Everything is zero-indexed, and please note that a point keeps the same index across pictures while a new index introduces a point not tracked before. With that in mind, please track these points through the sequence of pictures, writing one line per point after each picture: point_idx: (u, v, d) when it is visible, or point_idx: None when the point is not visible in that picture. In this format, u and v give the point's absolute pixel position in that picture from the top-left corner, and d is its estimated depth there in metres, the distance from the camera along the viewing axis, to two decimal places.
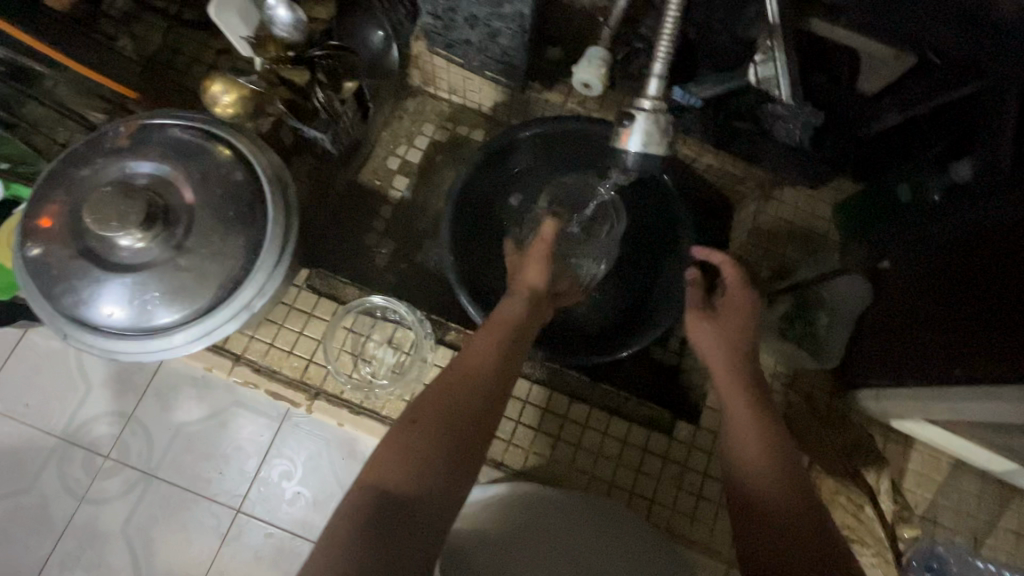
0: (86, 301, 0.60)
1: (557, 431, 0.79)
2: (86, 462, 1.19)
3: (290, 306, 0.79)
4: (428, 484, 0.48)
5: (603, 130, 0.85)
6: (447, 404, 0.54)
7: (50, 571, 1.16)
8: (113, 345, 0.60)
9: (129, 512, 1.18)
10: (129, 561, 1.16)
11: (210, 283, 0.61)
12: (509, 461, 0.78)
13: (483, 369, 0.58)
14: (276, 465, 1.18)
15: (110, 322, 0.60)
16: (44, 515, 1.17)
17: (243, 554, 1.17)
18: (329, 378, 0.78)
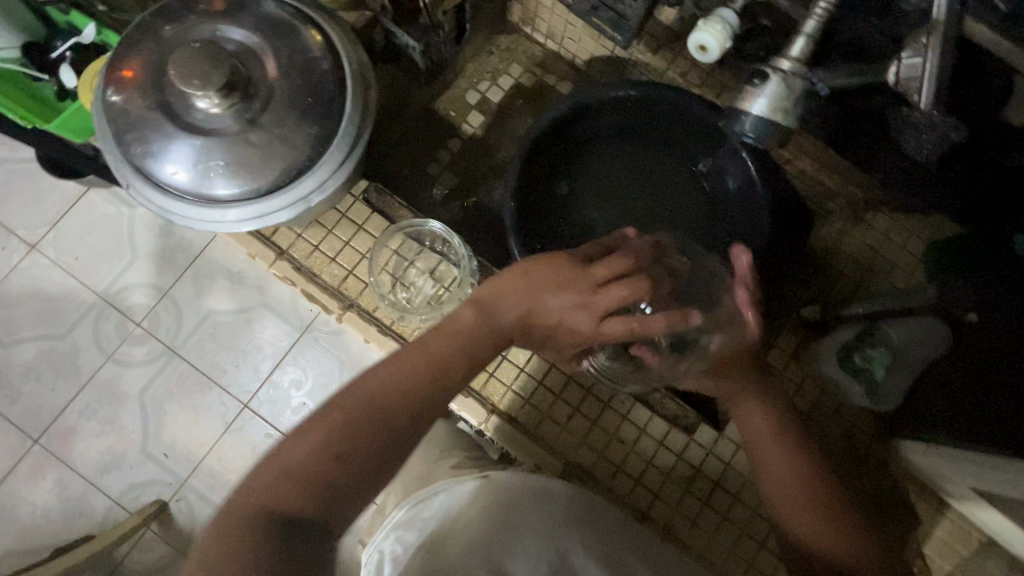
0: (151, 156, 0.60)
1: (577, 403, 0.77)
2: (119, 325, 1.37)
3: (343, 214, 0.78)
4: (303, 514, 0.45)
5: (699, 107, 0.79)
6: (332, 430, 0.48)
7: (69, 414, 1.35)
8: (171, 205, 0.61)
9: (148, 379, 1.36)
10: (139, 421, 1.34)
11: (274, 165, 0.60)
12: (521, 418, 0.76)
13: (390, 404, 0.50)
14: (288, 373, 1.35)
15: (173, 182, 0.60)
16: (74, 363, 1.36)
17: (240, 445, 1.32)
18: (367, 293, 0.77)
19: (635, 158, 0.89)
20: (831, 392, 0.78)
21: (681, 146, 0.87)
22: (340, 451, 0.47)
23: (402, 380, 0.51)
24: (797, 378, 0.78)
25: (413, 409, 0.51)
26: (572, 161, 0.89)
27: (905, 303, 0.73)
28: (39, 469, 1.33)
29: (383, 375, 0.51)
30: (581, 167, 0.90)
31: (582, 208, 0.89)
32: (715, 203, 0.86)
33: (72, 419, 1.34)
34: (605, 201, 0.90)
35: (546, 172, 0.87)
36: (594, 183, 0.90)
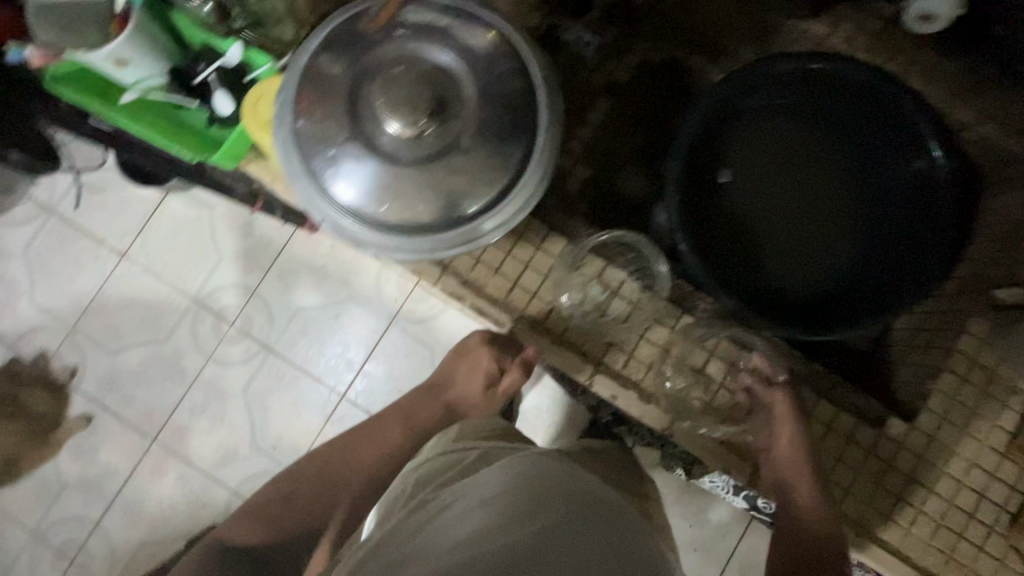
0: (336, 172, 0.81)
1: (705, 360, 0.97)
2: (215, 323, 1.82)
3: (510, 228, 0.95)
4: (256, 535, 1.08)
5: (887, 87, 1.05)
6: (273, 483, 1.16)
7: (181, 407, 1.80)
8: (357, 218, 0.83)
9: (249, 375, 1.81)
10: (246, 410, 1.80)
11: (473, 186, 0.82)
12: (659, 381, 0.96)
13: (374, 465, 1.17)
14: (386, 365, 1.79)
15: (349, 197, 0.82)
16: (178, 365, 1.81)
17: (340, 433, 1.79)
18: (534, 300, 0.96)
19: (784, 137, 1.19)
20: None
21: (864, 135, 1.15)
22: (288, 483, 1.15)
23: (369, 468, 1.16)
24: (992, 364, 0.99)
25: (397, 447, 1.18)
26: (727, 149, 1.19)
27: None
28: (162, 466, 1.78)
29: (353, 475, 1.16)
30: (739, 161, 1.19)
31: (739, 192, 1.20)
32: (873, 183, 1.16)
33: (184, 418, 1.80)
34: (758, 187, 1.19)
35: (703, 148, 1.16)
36: (746, 174, 1.20)
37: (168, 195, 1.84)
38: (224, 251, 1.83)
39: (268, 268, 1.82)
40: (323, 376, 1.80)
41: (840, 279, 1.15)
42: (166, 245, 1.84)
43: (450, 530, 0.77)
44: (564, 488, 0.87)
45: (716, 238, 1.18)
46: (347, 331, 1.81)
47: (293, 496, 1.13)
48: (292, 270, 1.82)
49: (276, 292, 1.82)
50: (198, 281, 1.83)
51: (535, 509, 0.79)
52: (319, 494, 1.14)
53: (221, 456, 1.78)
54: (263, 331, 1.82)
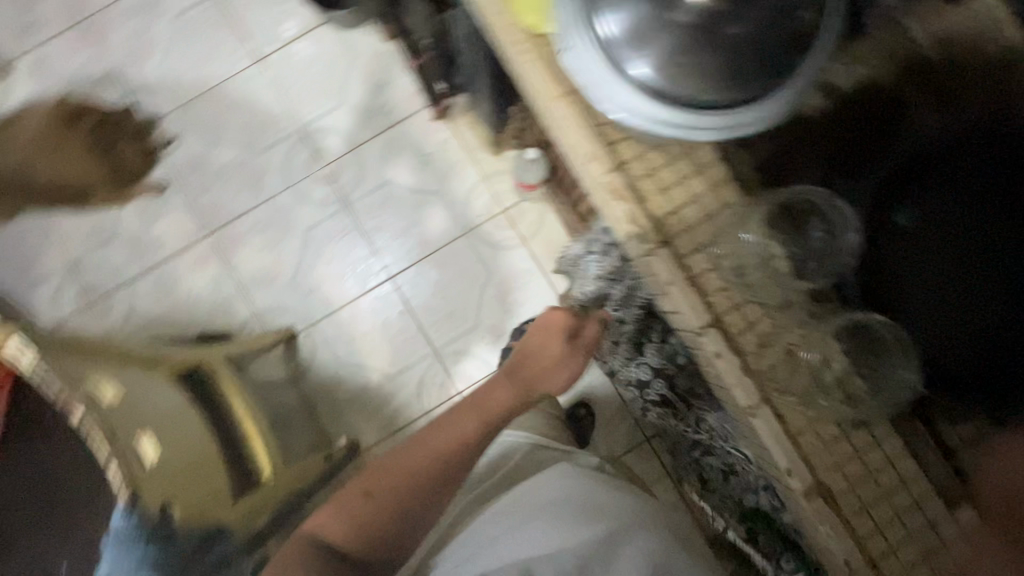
0: (604, 6, 0.58)
1: (854, 437, 0.72)
2: (309, 157, 1.85)
3: (702, 148, 0.75)
4: (360, 540, 0.96)
5: None
6: (414, 466, 0.97)
7: (245, 216, 1.84)
8: (610, 48, 0.58)
9: (316, 218, 1.84)
10: (299, 247, 1.83)
11: (768, 68, 0.57)
12: (795, 420, 0.72)
13: (446, 453, 0.98)
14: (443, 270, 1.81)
15: (614, 27, 0.58)
16: (260, 177, 1.85)
17: (370, 308, 1.81)
18: (688, 234, 0.74)
19: None
20: None
21: None
22: (384, 479, 0.98)
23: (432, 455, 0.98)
24: None
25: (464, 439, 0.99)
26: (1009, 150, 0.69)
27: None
28: (205, 260, 1.82)
29: (429, 449, 0.98)
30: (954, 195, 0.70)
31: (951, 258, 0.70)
32: None
33: (243, 228, 1.84)
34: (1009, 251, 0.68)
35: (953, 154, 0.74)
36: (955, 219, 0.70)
37: (323, 25, 1.88)
38: (347, 98, 1.86)
39: (379, 130, 1.85)
40: (380, 252, 1.83)
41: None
42: (299, 67, 1.87)
43: (517, 548, 0.96)
44: (606, 499, 1.06)
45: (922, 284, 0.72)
46: (422, 223, 1.83)
47: (375, 492, 0.97)
48: (399, 144, 1.85)
49: (375, 155, 1.85)
50: (312, 113, 1.86)
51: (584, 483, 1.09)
52: (440, 479, 0.97)
53: (259, 277, 1.82)
54: (347, 186, 1.84)
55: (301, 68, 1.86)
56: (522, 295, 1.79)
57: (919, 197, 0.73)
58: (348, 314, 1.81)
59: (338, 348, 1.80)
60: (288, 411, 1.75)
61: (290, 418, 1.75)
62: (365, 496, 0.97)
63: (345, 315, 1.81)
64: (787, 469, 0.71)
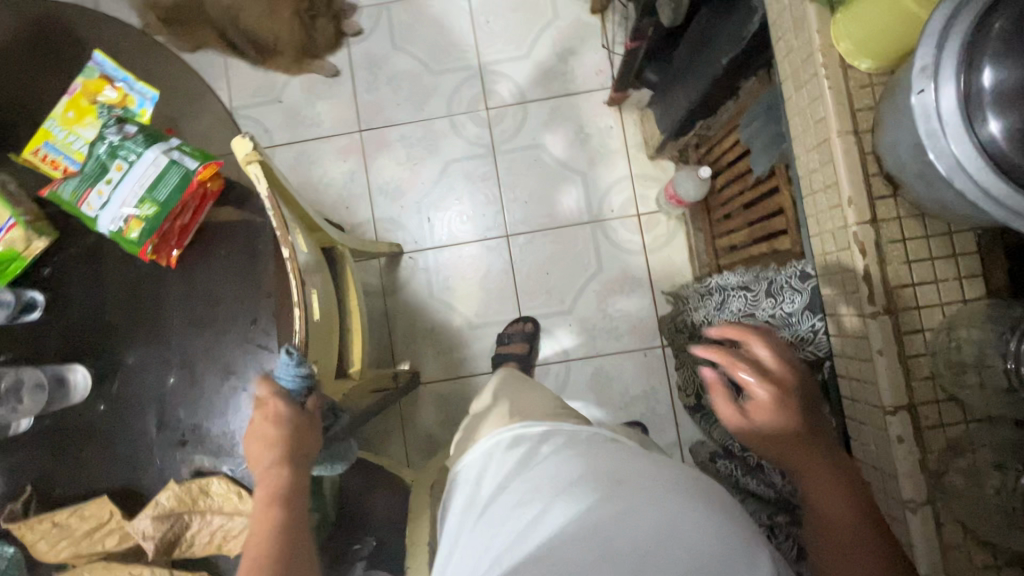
0: (992, 61, 0.55)
1: (999, 564, 0.68)
2: (476, 95, 1.88)
3: (960, 235, 0.72)
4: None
5: None
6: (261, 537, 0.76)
7: (398, 128, 1.89)
8: (961, 108, 0.57)
9: (460, 155, 1.87)
10: (434, 176, 1.87)
11: None
12: (943, 523, 0.70)
13: (276, 514, 0.79)
14: (560, 249, 1.82)
15: (977, 90, 0.56)
16: (425, 98, 1.89)
17: (477, 257, 1.83)
18: (909, 311, 0.72)
19: None
20: None
21: None
22: (263, 522, 0.78)
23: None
24: None
25: (267, 513, 0.79)
26: None
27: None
28: (347, 154, 1.89)
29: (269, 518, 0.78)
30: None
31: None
32: None
33: (393, 138, 1.89)
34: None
35: None
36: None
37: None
38: (533, 53, 1.87)
39: (550, 95, 1.86)
40: (507, 207, 1.84)
41: None
42: (500, 7, 1.89)
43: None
44: (634, 466, 0.69)
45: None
46: (556, 197, 1.84)
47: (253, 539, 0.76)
48: (563, 115, 1.85)
49: (537, 117, 1.86)
50: (495, 55, 1.89)
51: (627, 489, 0.65)
52: (284, 539, 0.77)
53: (389, 187, 1.87)
54: (500, 135, 1.86)
55: (502, 10, 1.88)
56: (623, 302, 1.78)
57: None
58: (455, 253, 1.84)
59: (435, 280, 1.83)
60: (372, 320, 1.82)
61: (372, 327, 1.81)
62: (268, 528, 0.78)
63: (453, 253, 1.84)
64: (921, 571, 0.70)
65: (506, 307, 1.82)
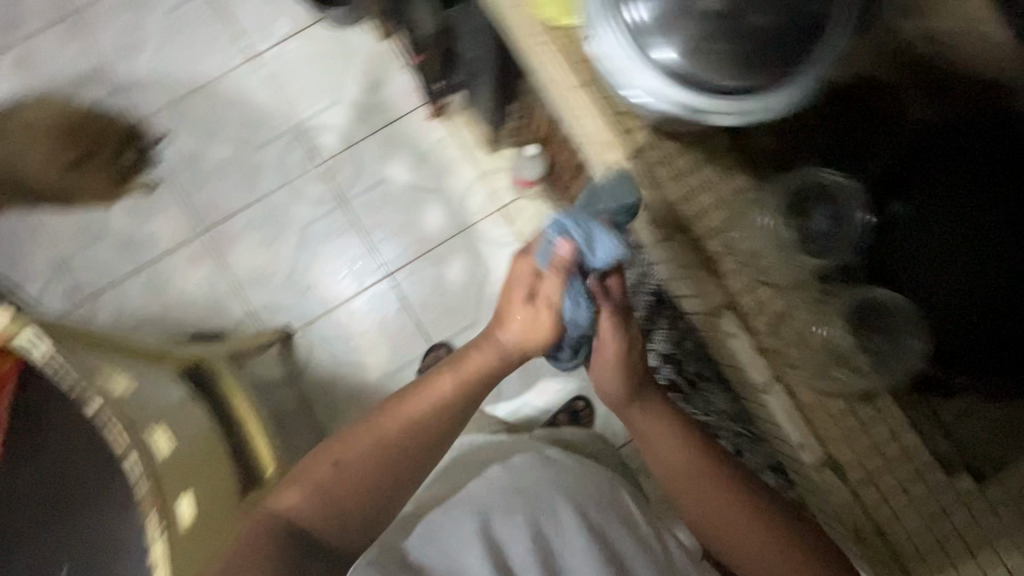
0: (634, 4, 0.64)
1: (861, 410, 0.74)
2: (304, 156, 1.85)
3: (711, 137, 0.78)
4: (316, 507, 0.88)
5: None
6: (366, 478, 0.88)
7: (239, 215, 1.82)
8: (634, 49, 0.64)
9: (311, 218, 1.83)
10: (293, 248, 1.82)
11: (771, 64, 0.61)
12: (803, 395, 0.75)
13: (382, 449, 0.89)
14: (440, 268, 1.82)
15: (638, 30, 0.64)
16: (255, 176, 1.83)
17: (367, 308, 1.81)
18: (700, 219, 0.77)
19: None
20: None
21: None
22: (359, 461, 0.88)
23: (732, 521, 0.85)
24: None
25: (355, 474, 0.88)
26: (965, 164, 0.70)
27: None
28: (197, 259, 1.79)
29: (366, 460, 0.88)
30: (941, 191, 0.71)
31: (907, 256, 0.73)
32: None
33: (238, 226, 1.82)
34: (992, 235, 0.68)
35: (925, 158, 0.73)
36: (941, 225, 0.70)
37: (318, 24, 1.88)
38: (344, 95, 1.87)
39: (375, 129, 1.86)
40: (378, 249, 1.83)
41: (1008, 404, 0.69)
42: (295, 63, 1.87)
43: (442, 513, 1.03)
44: (586, 480, 1.11)
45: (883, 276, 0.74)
46: (419, 221, 1.84)
47: (340, 466, 0.88)
48: (395, 143, 1.86)
49: (371, 154, 1.86)
50: (308, 111, 1.86)
51: (577, 489, 1.08)
52: (384, 464, 0.89)
53: (255, 275, 1.80)
54: (344, 184, 1.84)
55: (298, 66, 1.86)
56: None
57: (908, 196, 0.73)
58: (346, 312, 1.80)
59: (336, 345, 1.79)
60: (286, 411, 1.74)
61: (289, 417, 1.74)
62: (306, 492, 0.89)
63: (343, 312, 1.80)
64: (798, 443, 0.75)
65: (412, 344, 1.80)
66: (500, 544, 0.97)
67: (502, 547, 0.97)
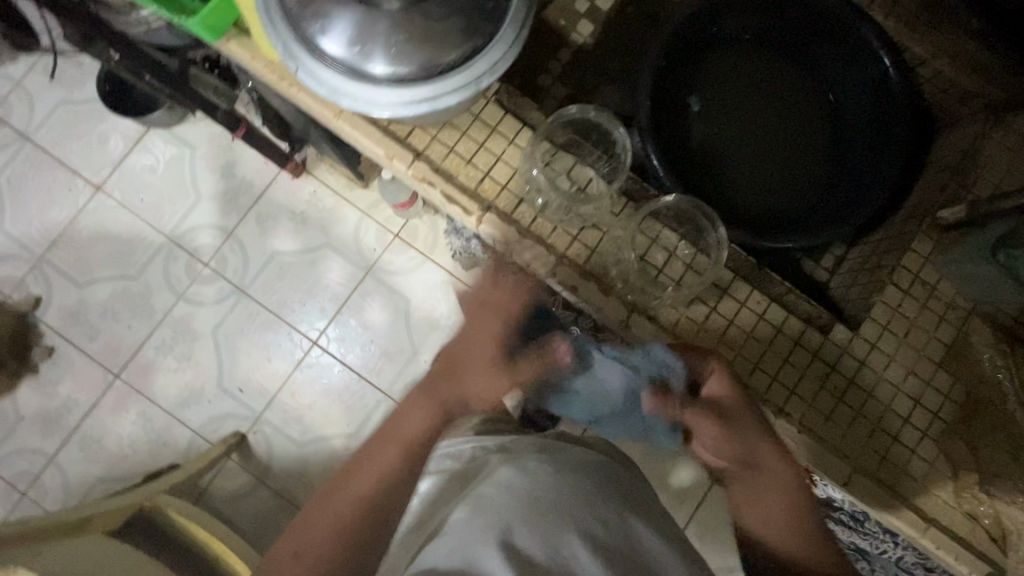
0: (321, 33, 0.58)
1: (715, 304, 0.77)
2: (187, 264, 1.79)
3: (477, 115, 0.77)
4: None
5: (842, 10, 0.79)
6: (327, 541, 0.61)
7: (148, 345, 1.76)
8: (340, 81, 0.59)
9: (219, 318, 1.78)
10: (214, 353, 1.77)
11: (461, 35, 0.59)
12: (661, 315, 0.76)
13: (361, 494, 0.64)
14: (360, 315, 1.79)
15: (334, 56, 0.59)
16: (147, 302, 1.78)
17: (310, 378, 1.77)
18: (503, 195, 0.77)
19: (760, 69, 0.88)
20: None
21: (830, 78, 0.86)
22: (337, 506, 0.63)
23: (768, 517, 0.67)
24: (931, 280, 0.78)
25: (350, 505, 0.63)
26: (699, 58, 0.87)
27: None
28: (123, 404, 1.73)
29: (342, 509, 0.63)
30: (716, 78, 0.88)
31: (718, 134, 0.87)
32: (843, 134, 0.86)
33: (151, 355, 1.76)
34: (756, 104, 0.88)
35: (684, 59, 0.85)
36: (725, 105, 0.88)
37: (149, 131, 1.82)
38: (203, 191, 1.82)
39: (246, 211, 1.82)
40: (297, 321, 1.79)
41: (801, 220, 0.83)
42: (141, 179, 1.81)
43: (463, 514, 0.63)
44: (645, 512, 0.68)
45: (684, 160, 0.86)
46: (323, 280, 1.81)
47: (320, 522, 0.62)
48: (270, 216, 1.82)
49: (250, 235, 1.81)
50: (173, 219, 1.81)
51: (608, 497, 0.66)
52: (366, 507, 0.63)
53: (187, 395, 1.75)
54: (237, 273, 1.80)
55: (145, 181, 1.81)
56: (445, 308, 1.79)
57: (682, 90, 0.87)
58: (288, 394, 1.77)
59: (291, 429, 1.75)
60: (269, 513, 1.70)
61: (274, 517, 1.69)
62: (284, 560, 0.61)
63: (286, 395, 1.77)
64: None
65: (365, 396, 1.77)
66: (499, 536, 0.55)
67: (504, 537, 0.55)
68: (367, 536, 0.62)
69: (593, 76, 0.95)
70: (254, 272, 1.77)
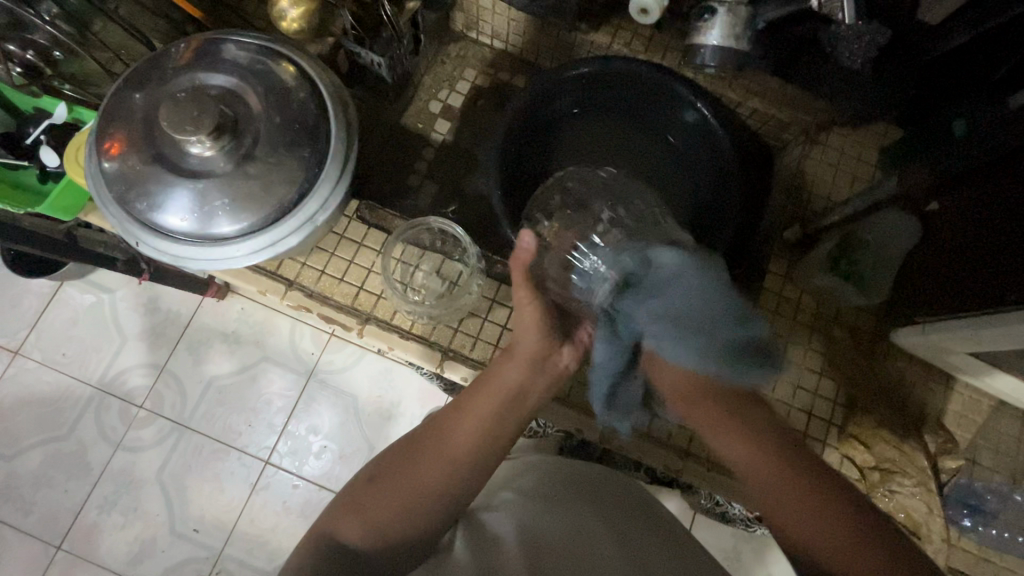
0: (154, 209, 0.61)
1: None
2: (122, 410, 1.45)
3: (341, 235, 0.80)
4: (364, 535, 0.57)
5: (647, 71, 0.87)
6: (408, 489, 0.60)
7: (88, 512, 1.40)
8: (181, 249, 0.62)
9: (163, 458, 1.43)
10: (164, 502, 1.41)
11: (279, 190, 0.63)
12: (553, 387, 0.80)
13: (461, 446, 0.63)
14: (306, 422, 1.45)
15: (176, 228, 0.62)
16: (83, 460, 1.43)
17: (272, 502, 1.42)
18: (381, 304, 0.79)
19: (601, 140, 0.96)
20: (956, 367, 0.77)
21: (664, 132, 0.94)
22: (430, 469, 0.61)
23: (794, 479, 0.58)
24: (795, 295, 0.83)
25: (452, 476, 0.61)
26: (541, 143, 0.95)
27: (872, 199, 0.76)
28: None
29: (437, 465, 0.62)
30: (561, 158, 0.96)
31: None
32: (694, 178, 0.94)
33: (94, 516, 1.41)
34: (607, 164, 0.95)
35: (527, 145, 0.93)
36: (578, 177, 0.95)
37: (65, 285, 1.53)
38: (128, 330, 1.51)
39: (175, 340, 1.50)
40: (249, 440, 1.45)
41: None
42: (46, 327, 1.51)
43: (494, 523, 0.62)
44: (628, 502, 0.70)
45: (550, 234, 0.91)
46: (263, 397, 1.47)
47: (414, 479, 0.61)
48: (202, 338, 1.50)
49: (184, 365, 1.48)
50: (99, 365, 1.48)
51: (605, 501, 0.68)
52: (452, 493, 0.61)
53: (137, 549, 1.39)
54: (177, 407, 1.46)
55: (60, 332, 1.49)
56: (398, 396, 1.50)
57: (536, 175, 0.94)
58: (248, 522, 1.40)
59: (257, 559, 1.39)
60: None
61: None
62: (369, 482, 0.61)
63: (245, 525, 1.41)
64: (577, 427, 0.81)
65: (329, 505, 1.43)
66: (521, 529, 0.60)
67: (530, 533, 0.59)
68: (458, 486, 0.62)
69: (459, 167, 1.00)
70: (188, 400, 1.45)
